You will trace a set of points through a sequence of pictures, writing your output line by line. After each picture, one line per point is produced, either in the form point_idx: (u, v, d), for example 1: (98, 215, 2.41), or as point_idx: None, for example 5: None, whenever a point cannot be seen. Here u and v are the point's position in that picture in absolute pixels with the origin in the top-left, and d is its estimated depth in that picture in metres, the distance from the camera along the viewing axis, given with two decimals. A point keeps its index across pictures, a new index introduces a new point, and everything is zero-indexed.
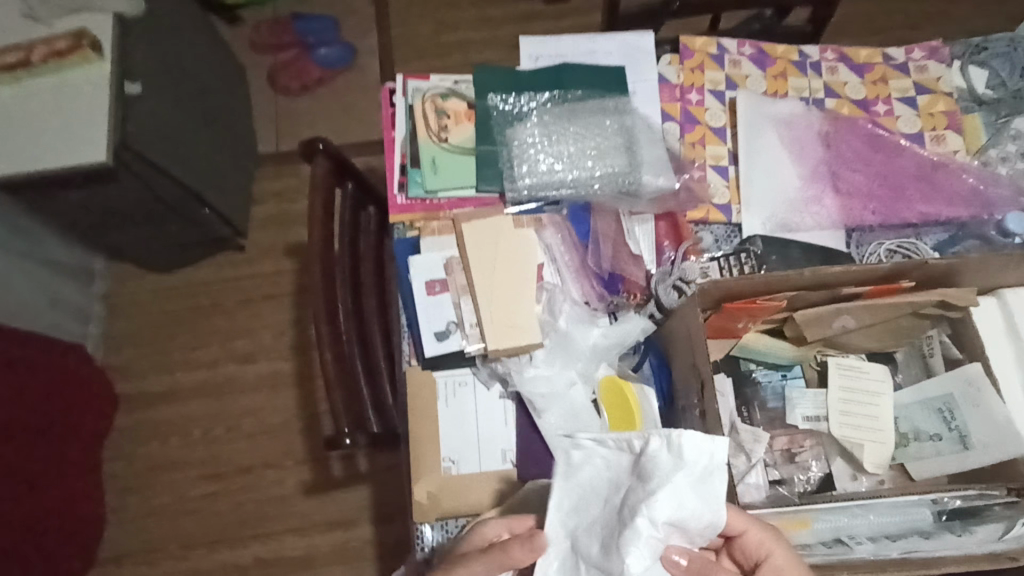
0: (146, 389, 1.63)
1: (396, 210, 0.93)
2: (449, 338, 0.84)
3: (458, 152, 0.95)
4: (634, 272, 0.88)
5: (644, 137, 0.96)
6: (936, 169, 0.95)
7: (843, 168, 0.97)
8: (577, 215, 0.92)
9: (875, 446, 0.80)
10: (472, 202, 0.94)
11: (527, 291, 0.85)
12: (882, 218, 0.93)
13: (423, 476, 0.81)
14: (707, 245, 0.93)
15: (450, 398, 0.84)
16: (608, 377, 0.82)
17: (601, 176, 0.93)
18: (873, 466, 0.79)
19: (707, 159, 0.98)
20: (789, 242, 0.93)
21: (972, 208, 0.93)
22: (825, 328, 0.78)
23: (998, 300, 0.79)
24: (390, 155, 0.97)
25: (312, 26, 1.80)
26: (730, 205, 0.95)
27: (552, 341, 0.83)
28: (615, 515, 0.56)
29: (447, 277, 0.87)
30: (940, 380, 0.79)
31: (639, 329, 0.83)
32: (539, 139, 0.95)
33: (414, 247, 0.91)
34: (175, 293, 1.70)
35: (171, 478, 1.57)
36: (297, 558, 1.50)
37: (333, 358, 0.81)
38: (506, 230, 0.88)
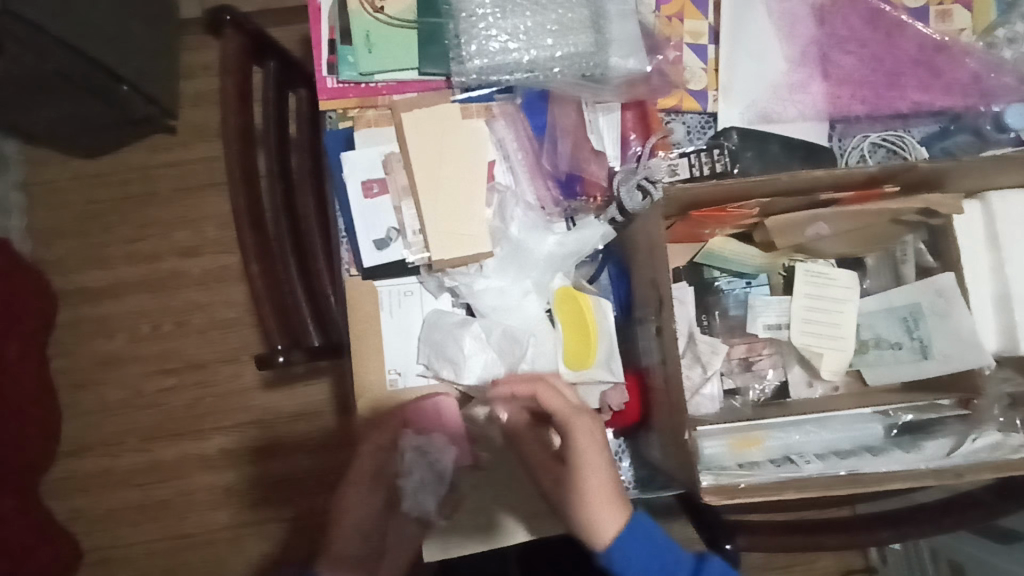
0: (84, 284, 1.54)
1: (327, 94, 0.81)
2: (389, 247, 0.76)
3: (397, 25, 0.81)
4: (596, 170, 0.79)
5: (614, 9, 0.84)
6: (937, 53, 0.85)
7: (835, 49, 0.86)
8: (534, 104, 0.81)
9: (834, 354, 0.77)
10: (415, 86, 0.82)
11: (477, 195, 0.76)
12: (870, 108, 0.84)
13: (367, 389, 0.77)
14: (679, 139, 0.83)
15: (395, 308, 0.78)
16: (562, 288, 0.76)
17: (563, 56, 0.80)
18: (831, 374, 0.78)
19: (685, 37, 0.87)
20: (768, 135, 0.83)
21: (969, 98, 0.84)
22: (797, 236, 0.73)
23: (983, 205, 0.73)
24: (315, 28, 0.82)
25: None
26: (705, 90, 0.85)
27: (504, 249, 0.76)
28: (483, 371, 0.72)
29: (386, 177, 0.77)
30: (910, 290, 0.75)
31: (599, 236, 0.76)
32: (492, 11, 0.80)
33: (347, 140, 0.80)
34: (103, 180, 1.55)
35: (124, 374, 1.53)
36: (261, 449, 1.51)
37: (261, 269, 0.74)
38: (454, 122, 0.77)
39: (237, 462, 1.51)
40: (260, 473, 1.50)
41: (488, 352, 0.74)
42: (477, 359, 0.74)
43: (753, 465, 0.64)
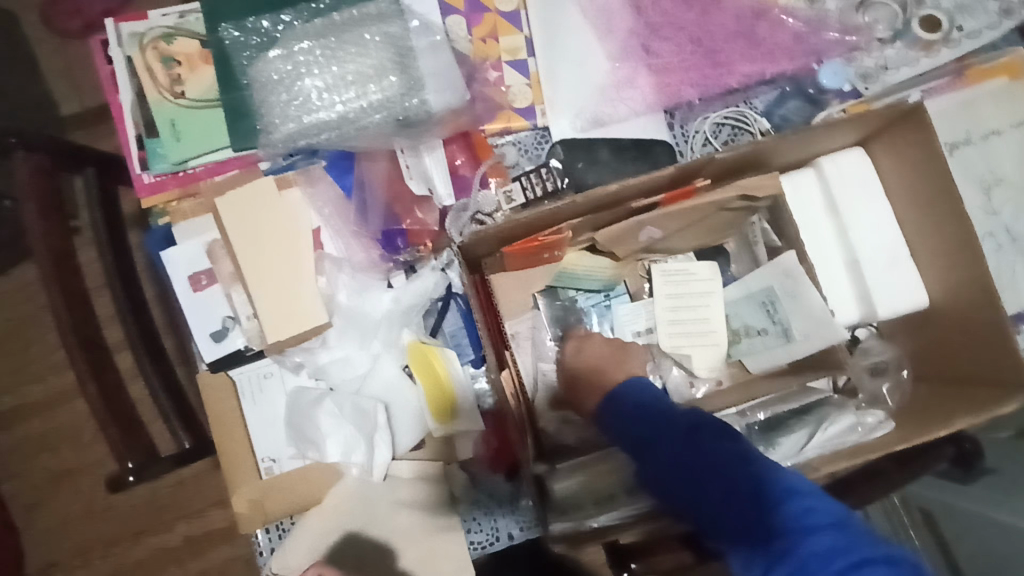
0: (11, 404, 1.48)
1: (145, 191, 0.78)
2: (228, 337, 0.75)
3: (199, 107, 0.79)
4: (420, 217, 0.77)
5: (419, 42, 0.80)
6: (758, 20, 0.83)
7: (654, 37, 0.83)
8: (338, 165, 0.80)
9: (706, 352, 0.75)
10: (235, 163, 0.79)
11: (303, 268, 0.73)
12: (702, 91, 0.81)
13: (240, 484, 0.73)
14: (513, 162, 0.80)
15: (257, 394, 0.75)
16: (412, 343, 0.74)
17: (371, 105, 0.78)
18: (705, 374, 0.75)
19: (502, 55, 0.82)
20: (597, 141, 0.81)
21: (798, 59, 0.81)
22: (631, 243, 0.71)
23: (816, 172, 0.71)
24: (121, 127, 0.79)
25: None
26: (532, 106, 0.81)
27: (341, 320, 0.74)
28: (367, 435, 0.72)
29: (212, 266, 0.75)
30: (762, 274, 0.72)
31: (435, 283, 0.74)
32: (287, 75, 0.78)
33: (169, 238, 0.77)
34: None
35: (70, 486, 1.48)
36: (224, 528, 1.49)
37: (100, 387, 0.72)
38: (266, 197, 0.74)
39: (203, 550, 1.48)
40: (228, 555, 1.48)
41: (345, 426, 0.73)
42: (336, 434, 0.72)
43: (608, 501, 0.64)
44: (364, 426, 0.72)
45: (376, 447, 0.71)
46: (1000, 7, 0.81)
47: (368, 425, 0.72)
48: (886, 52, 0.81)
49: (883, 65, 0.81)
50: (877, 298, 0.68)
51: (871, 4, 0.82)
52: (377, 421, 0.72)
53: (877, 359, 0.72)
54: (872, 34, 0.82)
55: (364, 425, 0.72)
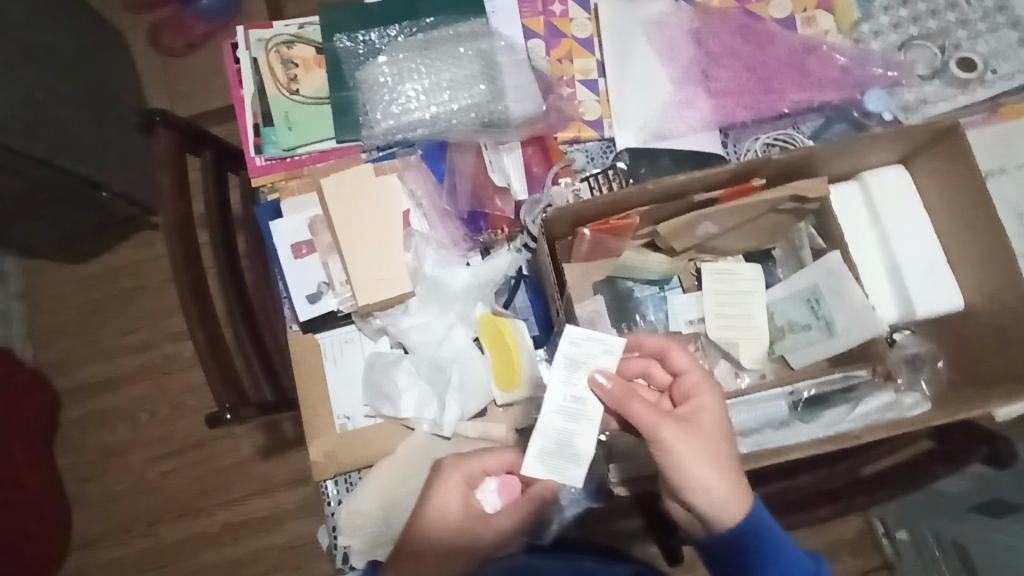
0: (87, 380, 1.61)
1: (257, 172, 0.89)
2: (321, 300, 0.83)
3: (311, 102, 0.91)
4: (499, 206, 0.87)
5: (506, 59, 0.92)
6: (807, 54, 0.92)
7: (712, 65, 0.93)
8: (433, 154, 0.89)
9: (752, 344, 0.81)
10: (336, 153, 0.90)
11: (393, 242, 0.83)
12: (754, 113, 0.91)
13: (318, 435, 0.80)
14: (581, 165, 0.90)
15: (338, 356, 0.84)
16: (484, 314, 0.82)
17: (460, 109, 0.90)
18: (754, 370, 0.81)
19: (576, 74, 0.93)
20: (659, 151, 0.90)
21: (844, 90, 0.90)
22: (690, 237, 0.78)
23: (860, 184, 0.79)
24: (241, 116, 0.91)
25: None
26: (601, 119, 0.92)
27: (423, 289, 0.83)
28: (440, 391, 0.79)
29: (312, 237, 0.84)
30: (807, 272, 0.79)
31: (510, 262, 0.83)
32: (391, 79, 0.90)
33: (276, 212, 0.87)
34: (95, 281, 1.64)
35: (128, 462, 1.58)
36: (264, 518, 1.54)
37: (206, 336, 0.81)
38: (365, 179, 0.85)
39: (241, 538, 1.54)
40: (264, 544, 1.53)
41: (420, 384, 0.80)
42: (411, 391, 0.80)
43: None
44: (439, 385, 0.80)
45: (447, 404, 0.79)
46: None
47: (443, 386, 0.80)
48: (926, 88, 0.90)
49: (922, 99, 0.89)
50: (916, 299, 0.74)
51: (910, 46, 0.91)
52: (453, 379, 0.80)
53: (913, 352, 0.78)
54: (913, 71, 0.90)
55: (439, 383, 0.80)
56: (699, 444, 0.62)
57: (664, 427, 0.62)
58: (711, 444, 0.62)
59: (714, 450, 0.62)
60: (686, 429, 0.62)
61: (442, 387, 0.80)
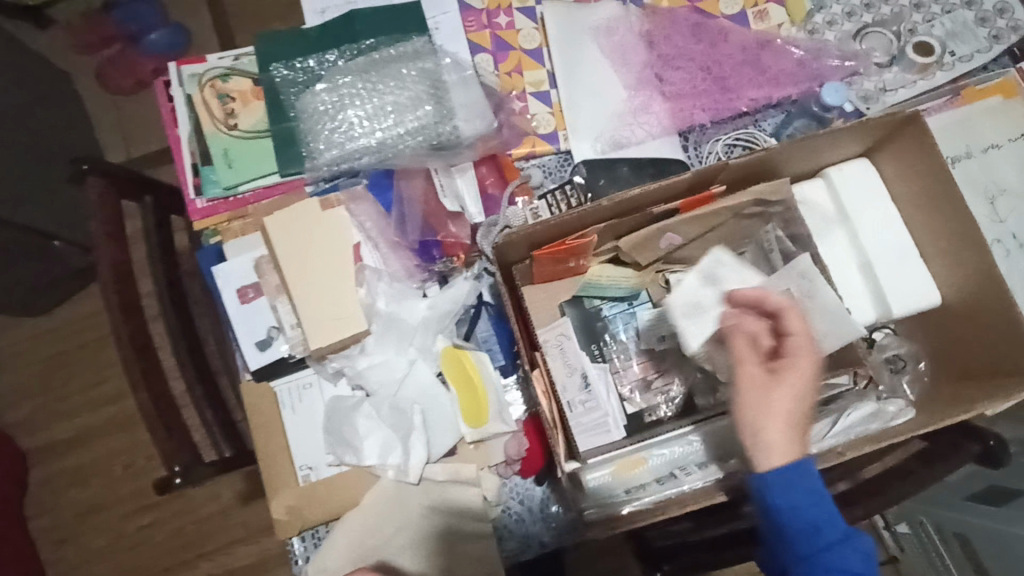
0: (55, 437, 1.55)
1: (198, 215, 0.85)
2: (271, 346, 0.79)
3: (251, 137, 0.86)
4: (454, 231, 0.82)
5: (451, 77, 0.89)
6: (762, 49, 0.89)
7: (666, 67, 0.90)
8: (379, 182, 0.85)
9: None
10: (280, 188, 0.86)
11: (345, 280, 0.79)
12: (712, 114, 0.88)
13: (279, 490, 0.76)
14: (538, 181, 0.86)
15: (297, 404, 0.79)
16: (446, 348, 0.78)
17: (407, 132, 0.86)
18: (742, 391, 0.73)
19: (527, 87, 0.90)
20: (617, 161, 0.87)
21: (802, 84, 0.88)
22: (653, 251, 0.75)
23: (825, 181, 0.75)
24: (178, 156, 0.87)
25: (131, 8, 1.52)
26: (556, 132, 0.88)
27: (379, 325, 0.79)
28: (403, 434, 0.75)
29: (260, 280, 0.80)
30: (777, 277, 0.72)
31: (469, 290, 0.79)
32: (333, 106, 0.86)
33: (219, 255, 0.83)
34: (56, 334, 1.58)
35: (104, 520, 1.52)
36: (249, 566, 1.49)
37: (152, 395, 0.75)
38: (310, 215, 0.80)
39: None
40: None
41: (382, 427, 0.76)
42: (374, 435, 0.75)
43: (638, 489, 0.72)
44: (402, 427, 0.75)
45: (412, 448, 0.74)
46: (990, 33, 0.88)
47: (405, 429, 0.75)
48: (885, 75, 0.87)
49: (882, 88, 0.87)
50: (890, 297, 0.71)
51: (866, 34, 0.89)
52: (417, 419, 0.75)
53: (894, 353, 0.74)
54: (870, 59, 0.88)
55: (402, 426, 0.75)
56: (785, 406, 0.52)
57: (772, 391, 0.53)
58: (784, 409, 0.52)
59: (791, 414, 0.52)
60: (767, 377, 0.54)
61: (405, 429, 0.75)
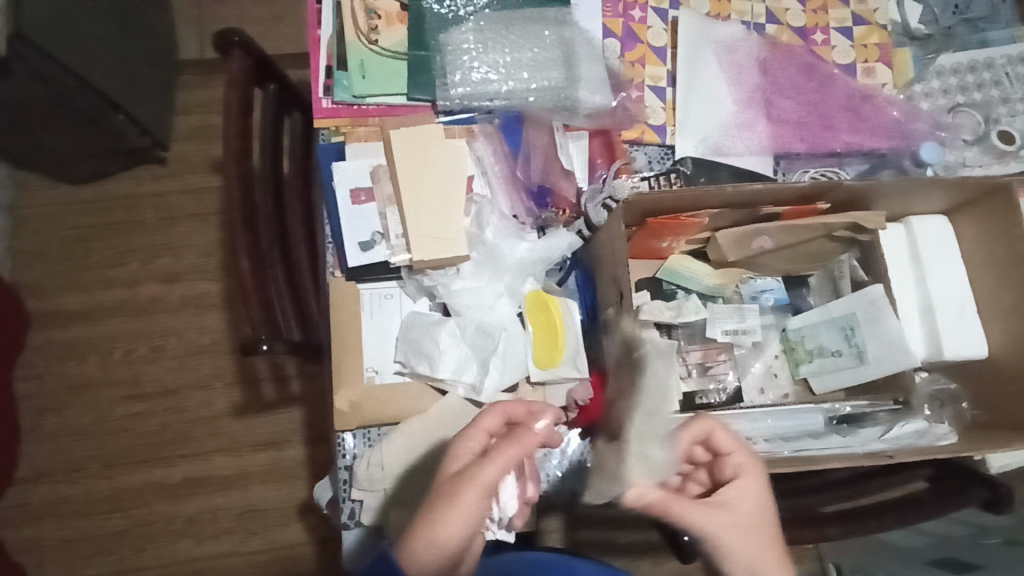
0: (62, 307, 1.50)
1: (320, 114, 0.88)
2: (373, 249, 0.82)
3: (388, 56, 0.90)
4: (563, 187, 0.87)
5: (584, 52, 0.94)
6: (864, 101, 0.97)
7: (776, 95, 0.98)
8: (511, 125, 0.90)
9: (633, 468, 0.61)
10: (403, 110, 0.90)
11: (456, 205, 0.83)
12: (809, 146, 0.95)
13: (344, 385, 0.79)
14: (641, 166, 0.93)
15: (375, 310, 0.83)
16: (533, 291, 0.82)
17: (537, 89, 0.91)
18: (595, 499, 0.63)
19: (645, 79, 0.96)
20: (719, 166, 0.94)
21: (894, 140, 0.96)
22: (745, 249, 0.81)
23: (905, 227, 0.83)
24: (315, 56, 0.91)
25: None
26: (664, 126, 0.95)
27: (478, 254, 0.83)
28: (483, 357, 0.78)
29: (373, 186, 0.84)
30: (847, 300, 0.82)
31: (566, 244, 0.84)
32: (475, 46, 0.91)
33: (338, 154, 0.86)
34: (89, 206, 1.55)
35: (91, 399, 1.46)
36: (226, 477, 1.44)
37: (251, 264, 0.78)
38: (433, 140, 0.85)
39: (201, 493, 1.43)
40: (222, 505, 1.43)
41: (462, 347, 0.79)
42: (452, 353, 0.78)
43: None
44: (482, 351, 0.79)
45: (488, 371, 0.78)
46: None
47: (484, 353, 0.78)
48: (966, 153, 0.96)
49: (962, 162, 0.96)
50: (945, 340, 0.79)
51: (958, 111, 0.98)
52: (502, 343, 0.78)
53: (936, 389, 0.83)
54: (958, 134, 0.97)
55: (482, 349, 0.79)
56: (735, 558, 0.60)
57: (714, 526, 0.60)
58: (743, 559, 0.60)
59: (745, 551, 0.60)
60: (718, 520, 0.60)
61: (486, 354, 0.78)
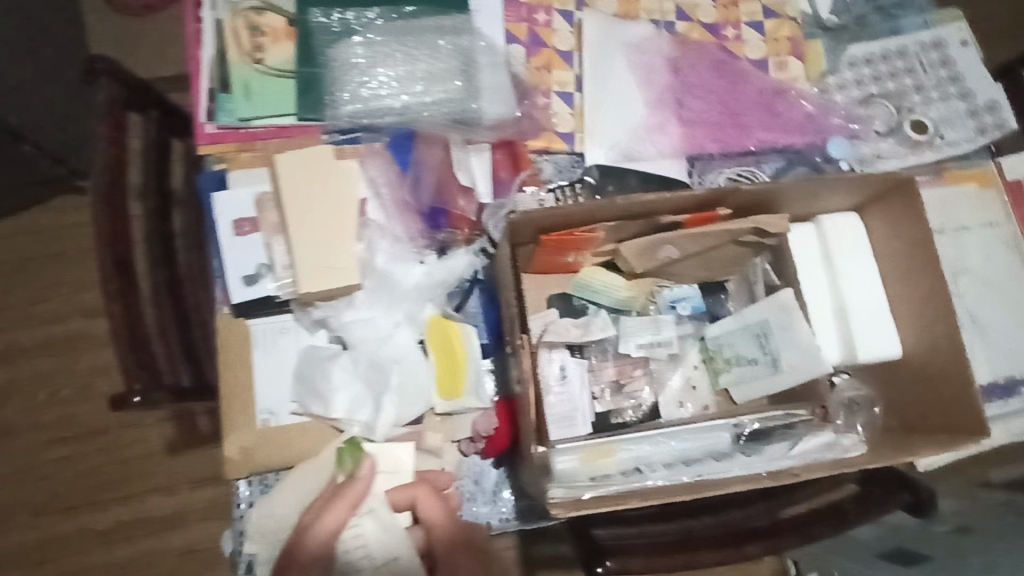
0: None
1: (204, 140, 0.83)
2: (259, 283, 0.78)
3: (274, 75, 0.85)
4: (462, 205, 0.83)
5: (484, 60, 0.90)
6: (777, 97, 0.95)
7: (686, 95, 0.94)
8: (399, 143, 0.85)
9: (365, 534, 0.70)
10: (294, 130, 0.85)
11: (347, 231, 0.78)
12: (722, 147, 0.92)
13: (234, 430, 0.75)
14: (548, 176, 0.89)
15: (269, 347, 0.78)
16: (433, 316, 0.78)
17: (432, 102, 0.87)
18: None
19: (552, 86, 0.92)
20: (627, 172, 0.90)
21: (808, 136, 0.93)
22: (651, 259, 0.78)
23: (816, 227, 0.80)
24: (195, 78, 0.85)
25: None
26: (573, 133, 0.91)
27: (371, 282, 0.78)
28: (375, 392, 0.75)
29: (258, 215, 0.79)
30: (759, 307, 0.79)
31: (465, 264, 0.80)
32: (365, 60, 0.86)
33: (221, 183, 0.82)
34: (6, 241, 1.47)
35: (17, 444, 1.40)
36: (163, 518, 1.38)
37: (124, 310, 0.74)
38: (319, 162, 0.80)
39: (137, 536, 1.37)
40: (160, 546, 1.37)
41: (356, 383, 0.76)
42: (346, 390, 0.75)
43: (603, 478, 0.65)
44: (375, 386, 0.75)
45: (382, 408, 0.75)
46: (977, 126, 0.96)
47: (377, 387, 0.75)
48: (881, 144, 0.94)
49: (877, 154, 0.94)
50: (859, 343, 0.76)
51: (871, 102, 0.96)
52: (395, 376, 0.75)
53: (852, 396, 0.79)
54: (870, 126, 0.95)
55: (375, 383, 0.75)
56: None
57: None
58: None
59: None
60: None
61: (379, 389, 0.75)
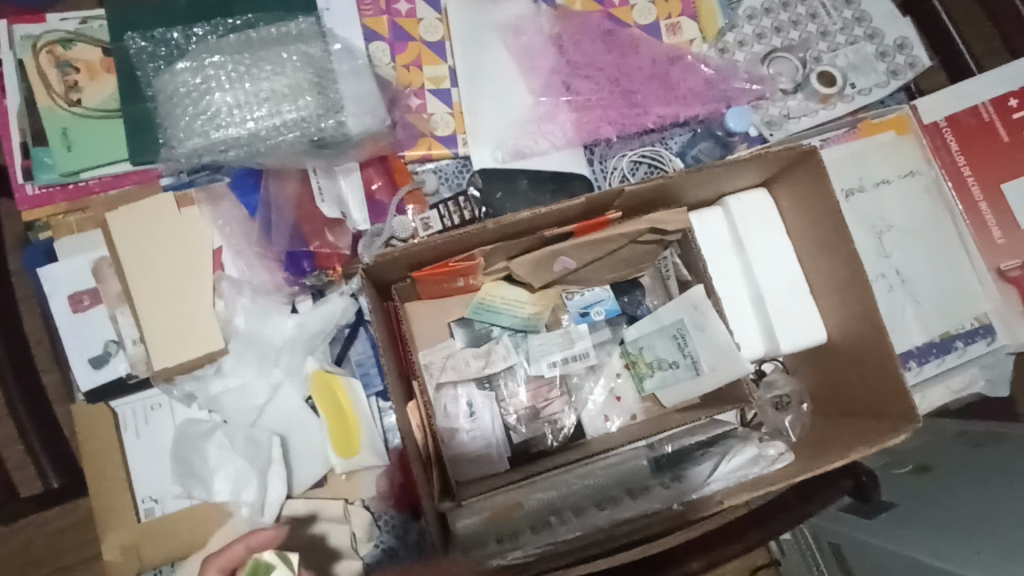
0: None
1: (26, 204, 0.72)
2: (108, 363, 0.70)
3: (96, 116, 0.74)
4: (330, 240, 0.74)
5: (340, 67, 0.79)
6: (672, 65, 0.86)
7: (574, 76, 0.85)
8: (243, 182, 0.76)
9: None
10: (133, 177, 0.74)
11: (196, 293, 0.70)
12: (619, 129, 0.84)
13: (113, 527, 0.68)
14: (433, 189, 0.79)
15: (141, 426, 0.70)
16: (315, 371, 0.71)
17: (284, 125, 0.76)
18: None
19: (426, 84, 0.82)
20: (518, 172, 0.81)
21: (708, 104, 0.86)
22: (547, 273, 0.70)
23: (724, 211, 0.73)
24: (5, 132, 0.74)
25: None
26: (454, 135, 0.81)
27: (238, 345, 0.71)
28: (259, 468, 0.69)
29: (98, 285, 0.71)
30: (672, 306, 0.72)
31: (340, 309, 0.72)
32: (198, 87, 0.75)
33: (49, 253, 0.73)
34: None
35: None
36: None
37: None
38: (156, 218, 0.71)
39: None
40: None
41: (235, 459, 0.69)
42: (226, 469, 0.69)
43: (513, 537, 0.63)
44: (258, 461, 0.69)
45: (269, 484, 0.69)
46: (888, 69, 0.89)
47: (259, 462, 0.69)
48: (789, 102, 0.88)
49: (786, 114, 0.87)
50: (780, 333, 0.71)
51: (774, 58, 0.88)
52: (279, 447, 0.69)
53: (780, 392, 0.75)
54: (776, 85, 0.87)
55: (257, 458, 0.69)
56: None
57: None
58: None
59: None
60: None
61: (263, 464, 0.69)
